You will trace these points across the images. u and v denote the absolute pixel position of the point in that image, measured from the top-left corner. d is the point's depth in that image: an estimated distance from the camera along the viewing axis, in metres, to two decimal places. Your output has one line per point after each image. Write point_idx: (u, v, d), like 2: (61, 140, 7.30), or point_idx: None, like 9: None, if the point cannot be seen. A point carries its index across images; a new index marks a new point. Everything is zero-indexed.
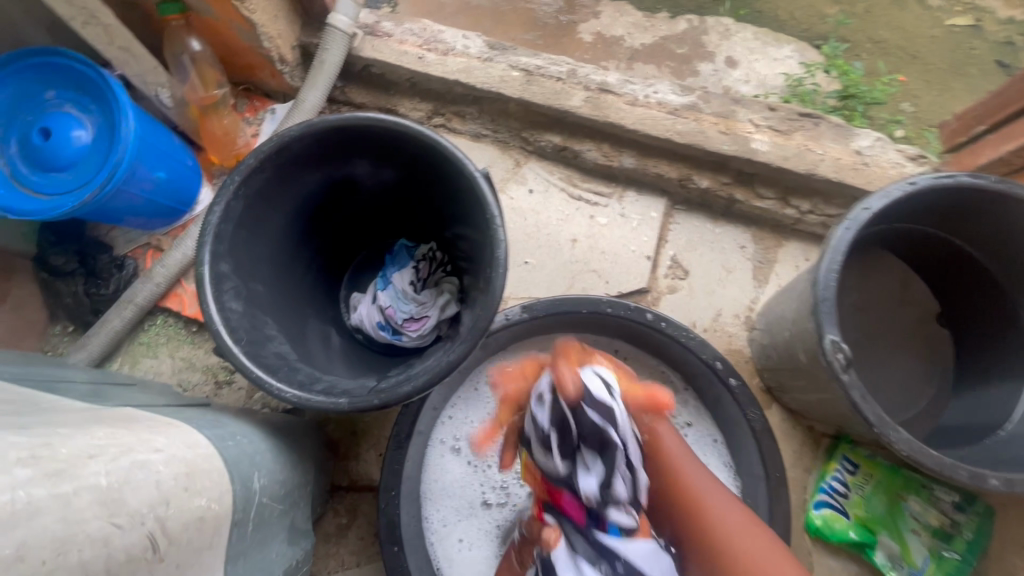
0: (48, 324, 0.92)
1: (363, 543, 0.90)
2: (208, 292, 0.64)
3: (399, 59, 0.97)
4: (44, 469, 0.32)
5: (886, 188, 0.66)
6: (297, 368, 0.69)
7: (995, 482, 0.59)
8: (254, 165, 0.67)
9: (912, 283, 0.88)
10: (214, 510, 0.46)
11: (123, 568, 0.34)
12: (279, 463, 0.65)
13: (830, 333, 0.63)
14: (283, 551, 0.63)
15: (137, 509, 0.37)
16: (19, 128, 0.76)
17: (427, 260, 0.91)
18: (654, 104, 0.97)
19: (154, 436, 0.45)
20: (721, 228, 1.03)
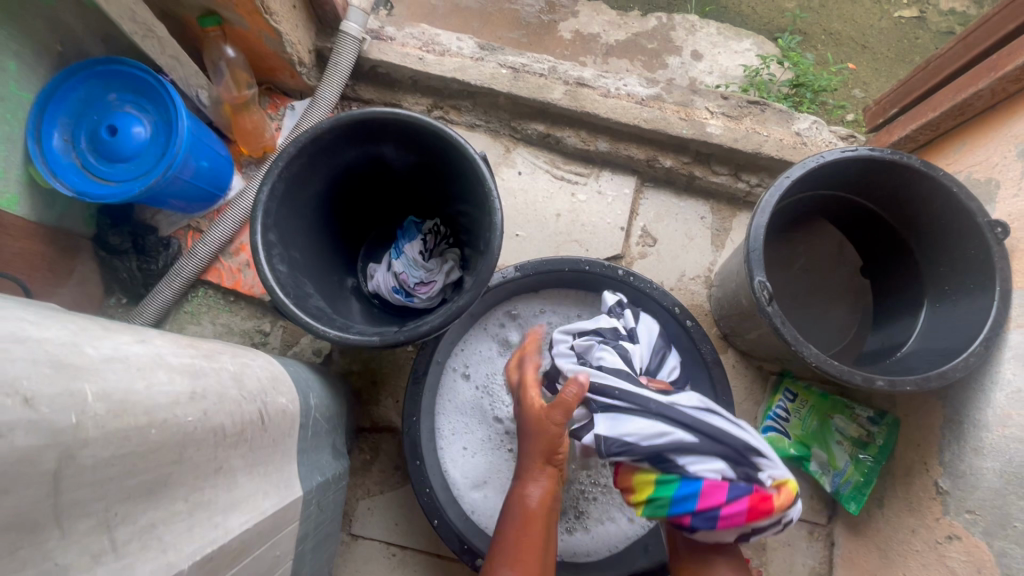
0: (105, 297, 1.06)
1: (385, 474, 1.06)
2: (262, 255, 0.79)
3: (402, 60, 1.12)
4: (200, 352, 0.47)
5: (803, 160, 0.83)
6: (333, 317, 0.85)
7: (882, 384, 0.77)
8: (294, 152, 0.82)
9: (844, 245, 1.05)
10: (290, 409, 0.62)
11: (248, 425, 0.50)
12: (324, 393, 0.80)
13: (758, 276, 0.80)
14: (330, 461, 0.79)
15: (251, 390, 0.52)
16: (87, 126, 0.90)
17: (433, 233, 1.07)
18: (624, 95, 1.13)
19: (246, 352, 0.60)
20: (684, 201, 1.20)
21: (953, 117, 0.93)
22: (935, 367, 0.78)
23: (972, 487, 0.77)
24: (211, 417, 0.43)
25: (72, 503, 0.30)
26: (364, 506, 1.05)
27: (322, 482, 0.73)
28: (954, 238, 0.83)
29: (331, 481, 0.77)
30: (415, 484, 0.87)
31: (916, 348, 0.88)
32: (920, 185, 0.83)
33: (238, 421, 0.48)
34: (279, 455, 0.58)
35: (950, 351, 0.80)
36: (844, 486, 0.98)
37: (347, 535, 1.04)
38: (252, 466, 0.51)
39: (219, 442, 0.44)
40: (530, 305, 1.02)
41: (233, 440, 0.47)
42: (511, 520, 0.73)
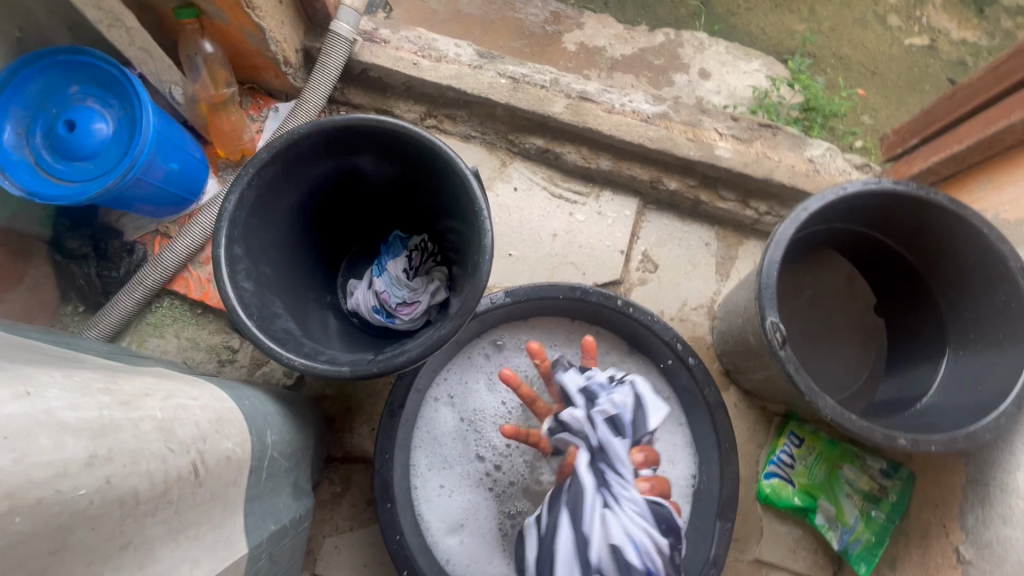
0: (61, 304, 0.98)
1: (356, 510, 0.97)
2: (225, 270, 0.71)
3: (395, 64, 1.05)
4: (117, 397, 0.39)
5: (822, 191, 0.76)
6: (302, 341, 0.77)
7: (904, 441, 0.70)
8: (267, 158, 0.74)
9: (855, 279, 0.98)
10: (238, 453, 0.54)
11: (175, 484, 0.42)
12: (286, 426, 0.72)
13: (770, 315, 0.73)
14: (289, 504, 0.71)
15: (184, 439, 0.44)
16: (44, 120, 0.82)
17: (419, 250, 0.99)
18: (629, 112, 1.07)
19: (189, 388, 0.52)
20: (688, 226, 1.13)
21: (981, 152, 0.87)
22: (962, 424, 0.71)
23: (1000, 560, 0.70)
24: (118, 484, 0.35)
25: None
26: (330, 544, 0.96)
27: (276, 530, 0.64)
28: (982, 282, 0.77)
29: (288, 526, 0.69)
30: (383, 529, 0.79)
31: (938, 399, 0.81)
32: (947, 223, 0.77)
33: (159, 482, 0.40)
34: (218, 511, 0.50)
35: (978, 406, 0.73)
36: (853, 545, 0.90)
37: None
38: (179, 531, 0.43)
39: (128, 512, 0.36)
40: (520, 331, 0.94)
41: (150, 507, 0.39)
42: None
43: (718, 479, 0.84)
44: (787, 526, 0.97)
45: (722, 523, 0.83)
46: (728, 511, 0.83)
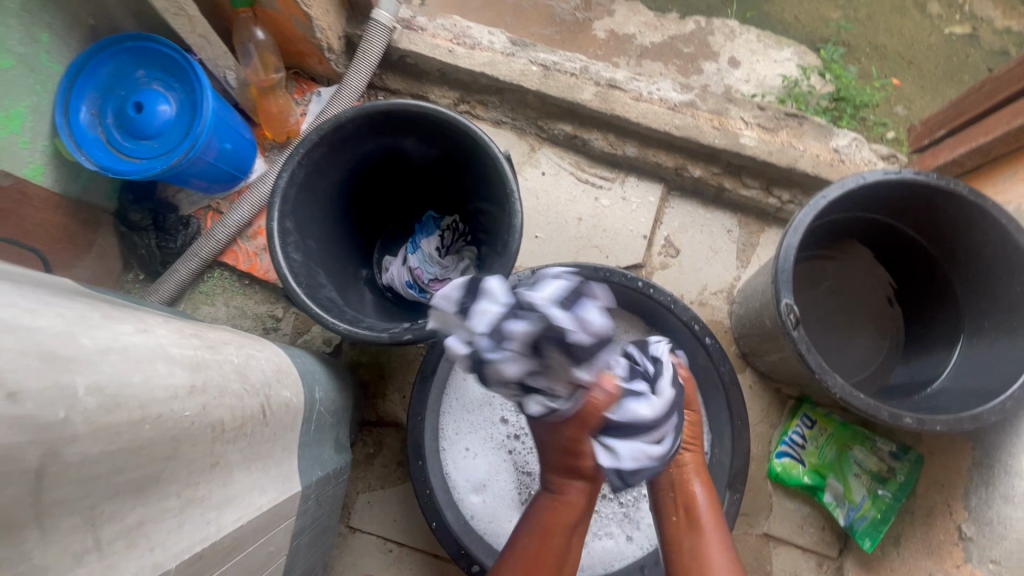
0: (123, 272, 1.06)
1: (387, 469, 1.05)
2: (277, 242, 0.78)
3: (432, 51, 1.10)
4: (205, 342, 0.46)
5: (842, 180, 0.79)
6: (343, 310, 0.84)
7: (910, 420, 0.73)
8: (315, 140, 0.80)
9: (876, 269, 1.00)
10: (294, 402, 0.61)
11: (249, 419, 0.49)
12: (329, 385, 0.79)
13: (785, 298, 0.77)
14: (332, 455, 0.78)
15: (255, 383, 0.51)
16: (114, 101, 0.90)
17: (451, 229, 1.05)
18: (656, 100, 1.10)
19: (253, 342, 0.59)
20: (711, 213, 1.16)
21: (1009, 143, 0.88)
22: (969, 406, 0.74)
23: (999, 537, 0.74)
24: (211, 412, 0.42)
25: (57, 501, 0.29)
26: (363, 500, 1.04)
27: (322, 476, 0.72)
28: (999, 270, 0.79)
29: (332, 475, 0.76)
30: (416, 484, 0.87)
31: (949, 383, 0.83)
32: (966, 212, 0.79)
33: (239, 415, 0.47)
34: (278, 449, 0.57)
35: (988, 390, 0.75)
36: (859, 521, 0.94)
37: (345, 527, 1.03)
38: (250, 460, 0.50)
39: (217, 436, 0.43)
40: None
41: (232, 435, 0.46)
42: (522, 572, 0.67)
43: (730, 453, 0.89)
44: (796, 503, 1.01)
45: (733, 495, 0.88)
46: (739, 483, 0.88)
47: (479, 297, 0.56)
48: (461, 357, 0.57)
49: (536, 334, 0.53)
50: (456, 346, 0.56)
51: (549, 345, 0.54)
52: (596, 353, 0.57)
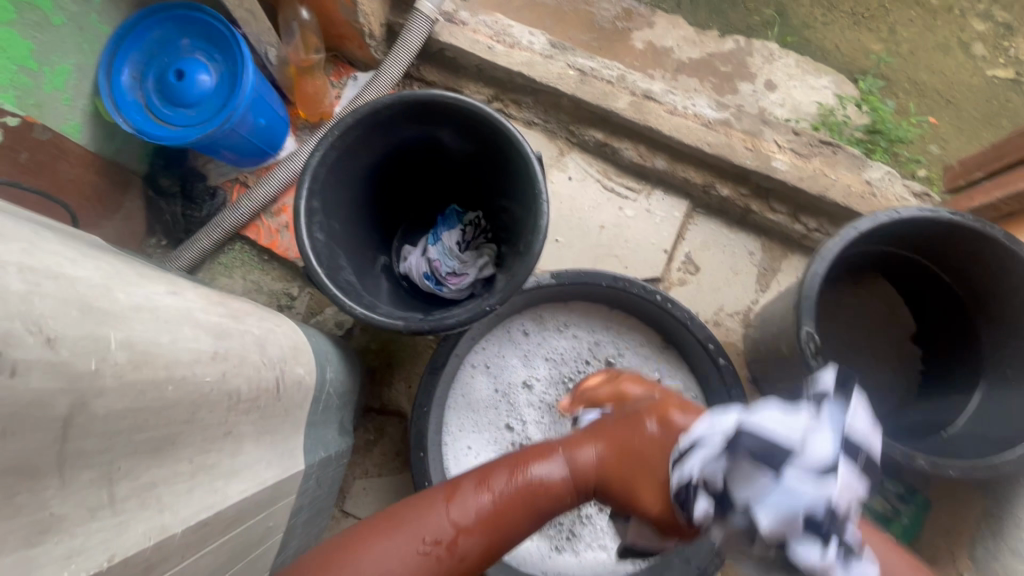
0: (146, 236, 1.07)
1: (386, 458, 1.05)
2: (303, 220, 0.79)
3: (471, 46, 1.10)
4: (229, 311, 0.47)
5: (875, 214, 0.78)
6: (361, 294, 0.84)
7: (924, 462, 0.72)
8: (350, 123, 0.81)
9: (897, 308, 1.00)
10: (307, 380, 0.61)
11: (264, 392, 0.49)
12: (340, 367, 0.80)
13: (806, 326, 0.76)
14: (336, 438, 0.78)
15: (272, 357, 0.52)
16: (157, 67, 0.91)
17: (473, 225, 1.06)
18: (691, 115, 1.10)
19: (272, 316, 0.60)
20: (735, 234, 1.15)
21: None
22: (985, 454, 0.73)
23: None
24: (230, 381, 0.42)
25: (81, 453, 0.29)
26: (359, 486, 1.04)
27: (325, 457, 0.72)
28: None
29: (334, 457, 0.76)
30: (415, 476, 0.86)
31: (966, 429, 0.82)
32: (998, 258, 0.77)
33: (255, 387, 0.47)
34: (287, 425, 0.57)
35: (1006, 439, 0.74)
36: None
37: (338, 511, 1.02)
38: (261, 433, 0.50)
39: (233, 406, 0.43)
40: (559, 314, 0.99)
41: (247, 406, 0.46)
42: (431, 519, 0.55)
43: None
44: None
45: None
46: None
47: (863, 477, 0.39)
48: (778, 496, 0.37)
49: (835, 524, 0.38)
50: (791, 476, 0.37)
51: (834, 542, 0.38)
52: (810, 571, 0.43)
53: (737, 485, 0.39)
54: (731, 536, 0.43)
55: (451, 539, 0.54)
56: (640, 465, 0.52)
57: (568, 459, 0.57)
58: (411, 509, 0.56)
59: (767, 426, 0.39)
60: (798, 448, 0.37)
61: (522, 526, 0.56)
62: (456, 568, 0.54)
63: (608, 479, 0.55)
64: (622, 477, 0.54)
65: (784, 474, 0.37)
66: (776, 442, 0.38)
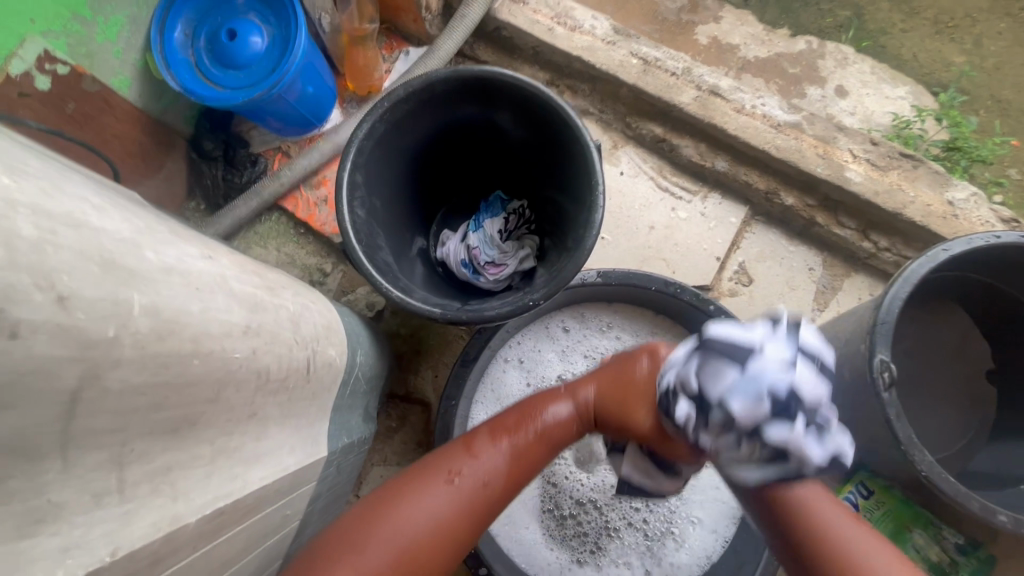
0: (185, 199, 1.06)
1: (406, 447, 1.01)
2: (345, 195, 0.75)
3: (531, 27, 1.05)
4: (264, 283, 0.43)
5: (970, 236, 0.71)
6: (397, 277, 0.80)
7: (1004, 518, 0.65)
8: (401, 95, 0.77)
9: (969, 339, 0.90)
10: (337, 362, 0.57)
11: (293, 373, 0.45)
12: (369, 350, 0.76)
13: (881, 353, 0.68)
14: (359, 423, 0.74)
15: (305, 335, 0.48)
16: (210, 26, 0.88)
17: (517, 214, 1.00)
18: (759, 115, 1.02)
19: (307, 292, 0.56)
20: (795, 247, 1.07)
21: None
22: None
23: None
24: (259, 359, 0.39)
25: (90, 432, 0.26)
26: (376, 473, 1.00)
27: (347, 444, 0.68)
28: None
29: (356, 443, 0.73)
30: None
31: None
32: None
33: (284, 367, 0.43)
34: (314, 408, 0.53)
35: None
36: None
37: (353, 497, 0.99)
38: (286, 417, 0.46)
39: (260, 386, 0.40)
40: (601, 313, 0.94)
41: (275, 387, 0.42)
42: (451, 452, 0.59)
43: None
44: None
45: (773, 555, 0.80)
46: None
47: (824, 372, 0.47)
48: (743, 385, 0.45)
49: (801, 404, 0.45)
50: (756, 365, 0.45)
51: (799, 419, 0.45)
52: (793, 479, 0.49)
53: (762, 374, 0.45)
54: (719, 436, 0.48)
55: (473, 476, 0.56)
56: (630, 384, 0.60)
57: (575, 398, 0.62)
58: (434, 458, 0.59)
59: (731, 334, 0.48)
60: (759, 349, 0.46)
61: (538, 459, 0.60)
62: (480, 495, 0.56)
63: (609, 408, 0.60)
64: (620, 405, 0.59)
65: (748, 366, 0.46)
66: (742, 344, 0.47)
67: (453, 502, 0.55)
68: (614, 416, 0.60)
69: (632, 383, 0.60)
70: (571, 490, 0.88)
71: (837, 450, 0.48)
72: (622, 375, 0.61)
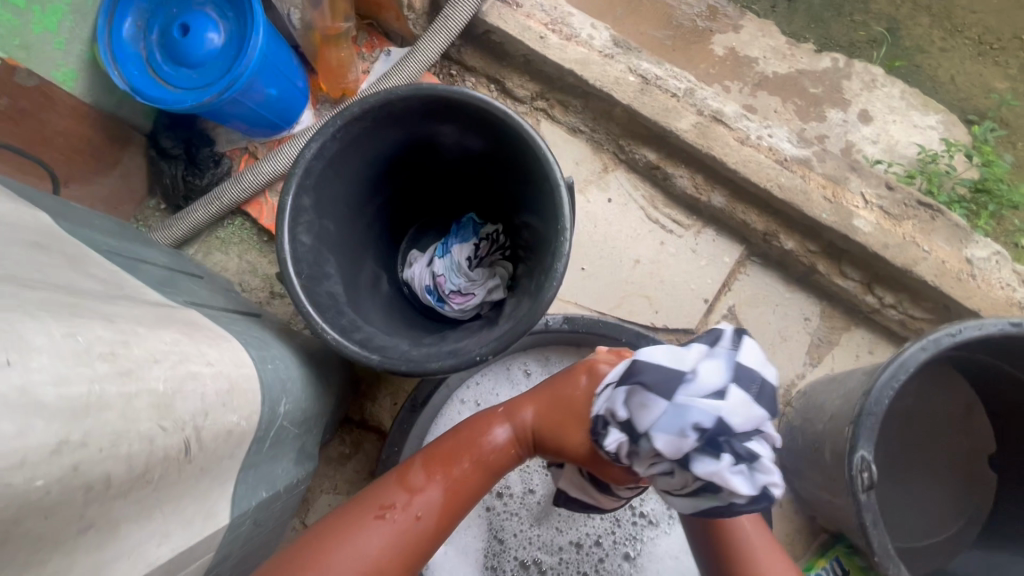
0: (145, 197, 1.00)
1: (357, 476, 0.96)
2: (286, 220, 0.68)
3: (521, 33, 0.96)
4: (118, 366, 0.37)
5: (982, 320, 0.62)
6: (343, 311, 0.74)
7: None
8: (357, 112, 0.70)
9: (974, 410, 0.81)
10: (242, 426, 0.52)
11: (159, 464, 0.40)
12: (304, 391, 0.70)
13: (861, 449, 0.61)
14: (288, 469, 0.69)
15: (181, 415, 0.42)
16: (163, 18, 0.81)
17: (490, 240, 0.92)
18: (764, 148, 0.93)
19: (208, 348, 0.50)
20: (791, 293, 0.99)
21: None
22: None
23: None
24: (89, 471, 0.33)
25: None
26: (324, 502, 0.96)
27: (266, 497, 0.63)
28: None
29: (281, 492, 0.68)
30: None
31: None
32: None
33: (140, 463, 0.38)
34: (206, 483, 0.47)
35: None
36: None
37: (298, 524, 0.94)
38: (153, 509, 0.41)
39: (95, 497, 0.35)
40: (568, 357, 0.86)
41: (123, 490, 0.37)
42: (381, 489, 0.56)
43: None
44: None
45: None
46: None
47: (767, 397, 0.42)
48: (668, 418, 0.41)
49: (730, 441, 0.40)
50: (685, 396, 0.41)
51: (727, 453, 0.40)
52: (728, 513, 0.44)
53: (690, 411, 0.40)
54: (651, 468, 0.44)
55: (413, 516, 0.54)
56: (568, 407, 0.55)
57: (512, 421, 0.58)
58: (367, 494, 0.56)
59: (658, 360, 0.44)
60: (690, 374, 0.42)
61: (474, 491, 0.57)
62: (412, 533, 0.53)
63: (547, 433, 0.56)
64: (557, 430, 0.55)
65: (675, 397, 0.41)
66: (667, 368, 0.42)
67: (384, 546, 0.52)
68: (554, 444, 0.56)
69: (571, 404, 0.55)
70: (516, 550, 0.83)
71: (772, 490, 0.42)
72: (561, 397, 0.56)
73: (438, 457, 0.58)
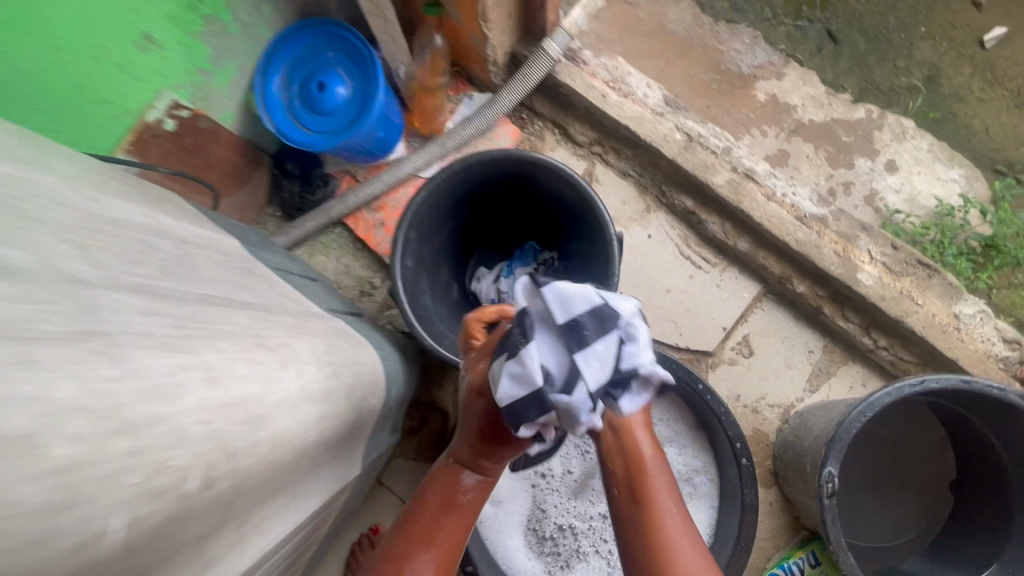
0: (265, 205, 1.23)
1: (422, 446, 1.19)
2: (398, 250, 0.89)
3: (586, 91, 1.13)
4: (332, 369, 0.58)
5: (942, 376, 0.78)
6: (432, 320, 0.95)
7: None
8: (457, 167, 0.90)
9: (946, 451, 0.98)
10: (376, 407, 0.73)
11: (345, 430, 0.61)
12: (401, 380, 0.92)
13: (830, 465, 0.79)
14: (387, 437, 0.91)
15: (356, 401, 0.63)
16: (302, 73, 1.01)
17: (546, 264, 1.13)
18: (787, 204, 1.09)
19: (360, 352, 0.72)
20: (799, 328, 1.15)
21: None
22: None
23: None
24: (327, 433, 0.55)
25: None
26: (394, 464, 1.18)
27: (375, 457, 0.85)
28: None
29: (381, 454, 0.90)
30: None
31: None
32: None
33: (340, 430, 0.59)
34: (357, 443, 0.69)
35: None
36: None
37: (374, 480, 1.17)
38: (336, 459, 0.63)
39: (323, 449, 0.56)
40: None
41: (332, 445, 0.58)
42: None
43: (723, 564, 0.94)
44: None
45: None
46: None
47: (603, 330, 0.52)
48: (577, 413, 0.51)
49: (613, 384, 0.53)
50: (564, 399, 0.50)
51: (625, 387, 0.53)
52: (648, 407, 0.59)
53: (584, 388, 0.51)
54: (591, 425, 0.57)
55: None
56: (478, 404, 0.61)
57: (459, 462, 0.65)
58: None
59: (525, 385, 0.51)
60: (548, 378, 0.51)
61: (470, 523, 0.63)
62: None
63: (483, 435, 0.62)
64: (491, 448, 0.62)
65: (573, 390, 0.50)
66: (534, 393, 0.51)
67: None
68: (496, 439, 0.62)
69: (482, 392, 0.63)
70: (555, 517, 1.05)
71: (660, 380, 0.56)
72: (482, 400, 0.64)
73: (416, 525, 0.60)
